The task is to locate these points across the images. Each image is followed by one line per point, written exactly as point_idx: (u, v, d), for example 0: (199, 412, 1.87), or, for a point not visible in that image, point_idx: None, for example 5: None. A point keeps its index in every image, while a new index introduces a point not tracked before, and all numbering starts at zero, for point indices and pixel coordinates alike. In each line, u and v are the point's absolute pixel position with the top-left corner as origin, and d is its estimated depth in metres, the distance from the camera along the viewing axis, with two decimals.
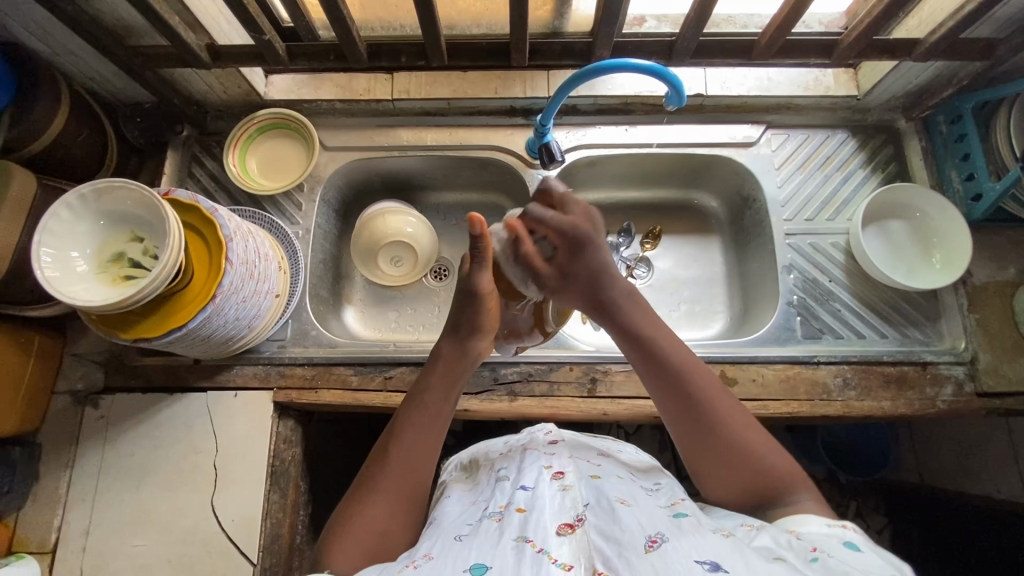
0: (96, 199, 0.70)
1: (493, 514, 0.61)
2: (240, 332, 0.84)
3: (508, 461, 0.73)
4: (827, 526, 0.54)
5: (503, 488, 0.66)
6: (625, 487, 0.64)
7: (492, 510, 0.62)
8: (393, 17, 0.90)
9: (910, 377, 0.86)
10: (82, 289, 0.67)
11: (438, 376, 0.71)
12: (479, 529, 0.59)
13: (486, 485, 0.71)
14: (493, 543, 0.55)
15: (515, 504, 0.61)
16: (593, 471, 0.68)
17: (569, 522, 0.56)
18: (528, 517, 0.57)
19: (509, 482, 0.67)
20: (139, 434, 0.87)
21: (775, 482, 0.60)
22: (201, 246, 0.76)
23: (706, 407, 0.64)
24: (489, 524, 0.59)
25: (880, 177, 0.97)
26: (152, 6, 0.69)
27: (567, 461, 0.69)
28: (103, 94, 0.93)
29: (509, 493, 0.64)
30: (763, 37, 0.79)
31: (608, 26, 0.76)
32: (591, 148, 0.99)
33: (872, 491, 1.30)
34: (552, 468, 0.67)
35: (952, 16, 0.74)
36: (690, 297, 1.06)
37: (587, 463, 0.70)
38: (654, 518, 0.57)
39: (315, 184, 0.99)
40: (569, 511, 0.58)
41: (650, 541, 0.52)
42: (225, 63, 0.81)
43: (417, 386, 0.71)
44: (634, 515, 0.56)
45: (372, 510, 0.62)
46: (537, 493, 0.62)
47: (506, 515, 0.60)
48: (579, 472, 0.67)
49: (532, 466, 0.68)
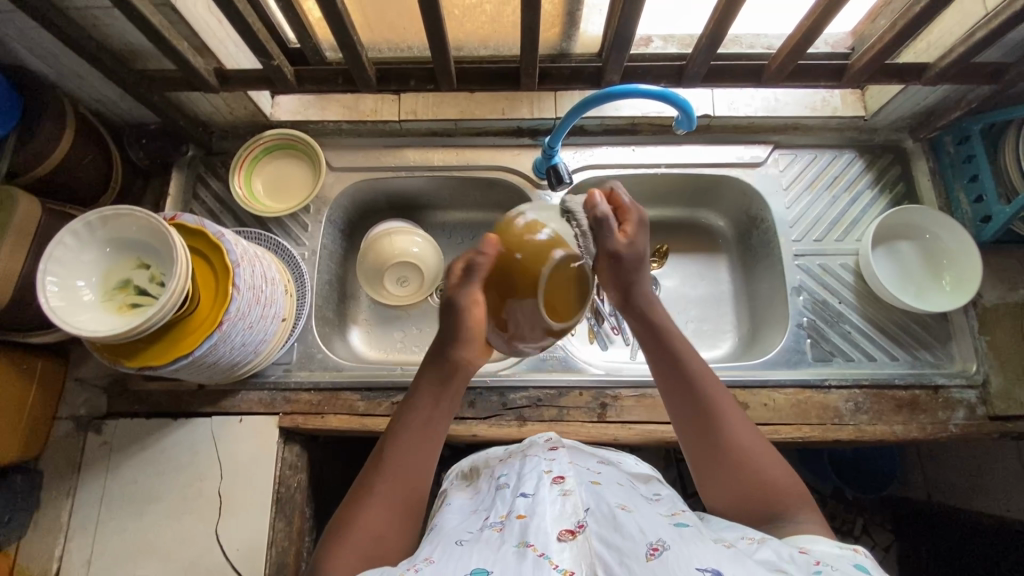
0: (102, 226, 0.69)
1: (494, 523, 0.60)
2: (246, 358, 0.83)
3: (507, 468, 0.71)
4: (839, 548, 0.53)
5: (503, 497, 0.64)
6: (625, 493, 0.63)
7: (492, 519, 0.61)
8: (401, 39, 0.90)
9: (921, 401, 0.86)
10: (88, 318, 0.66)
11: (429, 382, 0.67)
12: (481, 537, 0.58)
13: (486, 492, 0.69)
14: (495, 549, 0.54)
15: (516, 511, 0.60)
16: (593, 478, 0.66)
17: (570, 529, 0.55)
18: (530, 523, 0.56)
19: (510, 489, 0.65)
20: (143, 460, 0.86)
21: (772, 493, 0.61)
22: (208, 272, 0.75)
23: (716, 413, 0.64)
24: (490, 532, 0.58)
25: (888, 198, 0.97)
26: (162, 35, 0.68)
27: (567, 466, 0.68)
28: (109, 116, 0.93)
29: (509, 501, 0.62)
30: (774, 61, 0.78)
31: (618, 52, 0.76)
32: (598, 168, 0.99)
33: (879, 507, 1.27)
34: (552, 474, 0.65)
35: (962, 42, 0.73)
36: (698, 316, 1.05)
37: (587, 471, 0.68)
38: (655, 523, 0.56)
39: (322, 206, 0.99)
40: (570, 517, 0.57)
41: (652, 547, 0.51)
42: (232, 87, 0.80)
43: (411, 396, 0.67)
44: (636, 520, 0.55)
45: (368, 514, 0.61)
46: (538, 498, 0.60)
47: (507, 523, 0.58)
48: (579, 478, 0.65)
49: (532, 472, 0.66)
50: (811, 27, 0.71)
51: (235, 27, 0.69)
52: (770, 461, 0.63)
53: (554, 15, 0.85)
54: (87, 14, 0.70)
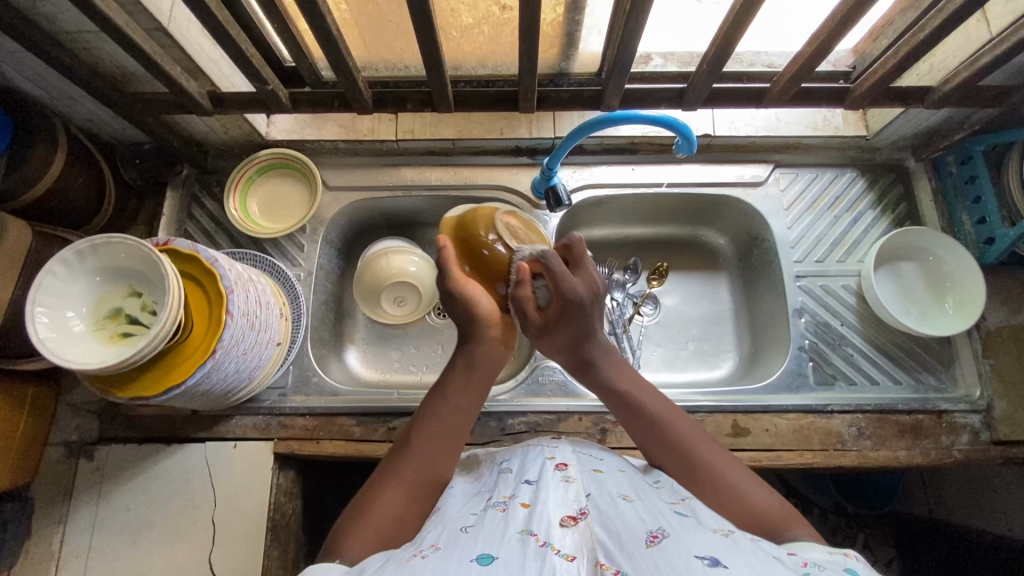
0: (92, 254, 0.68)
1: (497, 504, 0.57)
2: (240, 384, 0.81)
3: (509, 455, 0.68)
4: (828, 553, 0.52)
5: (506, 481, 0.61)
6: (629, 481, 0.61)
7: (495, 500, 0.58)
8: (398, 58, 0.88)
9: (924, 426, 0.85)
10: (77, 349, 0.65)
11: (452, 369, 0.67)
12: (484, 519, 0.54)
13: (486, 475, 0.66)
14: (499, 532, 0.51)
15: (519, 495, 0.56)
16: (596, 465, 0.63)
17: (572, 515, 0.52)
18: (534, 510, 0.53)
19: (512, 475, 0.62)
20: (136, 487, 0.85)
21: (762, 522, 0.58)
22: (201, 298, 0.74)
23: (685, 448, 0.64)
24: (493, 513, 0.55)
25: (890, 218, 0.96)
26: (155, 61, 0.67)
27: (570, 454, 0.65)
28: (102, 136, 0.92)
29: (513, 485, 0.59)
30: (776, 85, 0.78)
31: (619, 77, 0.76)
32: (597, 188, 0.98)
33: (881, 522, 1.24)
34: (556, 461, 0.63)
35: (966, 66, 0.72)
36: (698, 335, 1.04)
37: (590, 458, 0.65)
38: (657, 512, 0.54)
39: (318, 226, 0.98)
40: (572, 503, 0.54)
41: (651, 535, 0.49)
42: (227, 109, 0.79)
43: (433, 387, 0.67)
44: (637, 510, 0.53)
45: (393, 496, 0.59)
46: (542, 485, 0.57)
47: (510, 507, 0.55)
48: (582, 466, 0.62)
49: (535, 459, 0.64)
50: (813, 53, 0.70)
51: (229, 54, 0.68)
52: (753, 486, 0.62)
53: (553, 34, 0.83)
54: (79, 38, 0.68)
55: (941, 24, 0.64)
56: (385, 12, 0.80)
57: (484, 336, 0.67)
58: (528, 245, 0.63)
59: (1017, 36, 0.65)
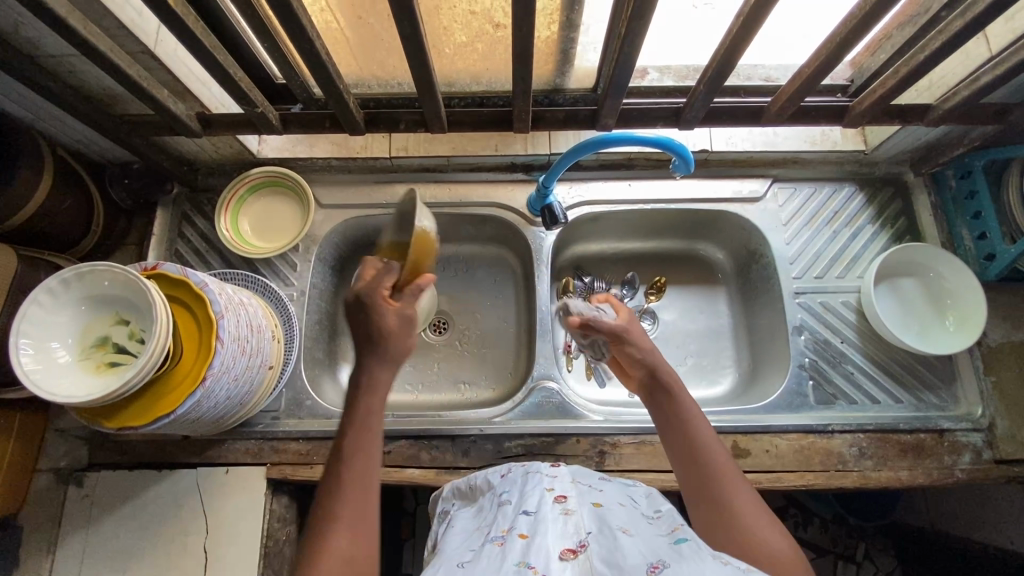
0: (78, 282, 0.66)
1: (496, 538, 0.55)
2: (232, 410, 0.80)
3: (509, 484, 0.66)
4: None
5: (504, 513, 0.59)
6: (628, 516, 0.58)
7: (494, 534, 0.56)
8: (390, 75, 0.86)
9: (926, 445, 0.84)
10: (62, 382, 0.64)
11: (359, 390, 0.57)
12: (481, 554, 0.53)
13: (488, 508, 0.64)
14: (495, 567, 0.49)
15: (518, 527, 0.54)
16: (596, 497, 0.60)
17: (572, 547, 0.51)
18: (532, 542, 0.51)
19: (511, 506, 0.60)
20: (126, 514, 0.83)
21: (772, 571, 0.50)
22: (191, 323, 0.72)
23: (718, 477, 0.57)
24: (491, 548, 0.53)
25: (890, 233, 0.95)
26: (143, 86, 0.66)
27: (570, 484, 0.62)
28: (90, 156, 0.90)
29: (511, 517, 0.57)
30: (775, 104, 0.77)
31: (615, 98, 0.75)
32: (594, 204, 0.97)
33: (881, 532, 1.23)
34: (555, 492, 0.60)
35: (967, 85, 0.71)
36: (697, 351, 1.02)
37: (590, 489, 0.62)
38: (657, 545, 0.51)
39: (311, 244, 0.96)
40: (572, 536, 0.53)
41: (651, 566, 0.46)
42: (216, 130, 0.78)
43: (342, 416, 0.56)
44: (637, 542, 0.50)
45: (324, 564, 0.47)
46: (540, 517, 0.55)
47: (508, 540, 0.53)
48: (581, 498, 0.59)
49: (534, 489, 0.61)
50: (813, 74, 0.69)
51: (217, 77, 0.67)
52: (771, 530, 0.53)
53: (548, 52, 0.81)
54: (63, 61, 0.67)
55: (941, 45, 0.63)
56: (376, 31, 0.79)
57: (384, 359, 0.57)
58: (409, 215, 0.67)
59: (1018, 55, 0.64)
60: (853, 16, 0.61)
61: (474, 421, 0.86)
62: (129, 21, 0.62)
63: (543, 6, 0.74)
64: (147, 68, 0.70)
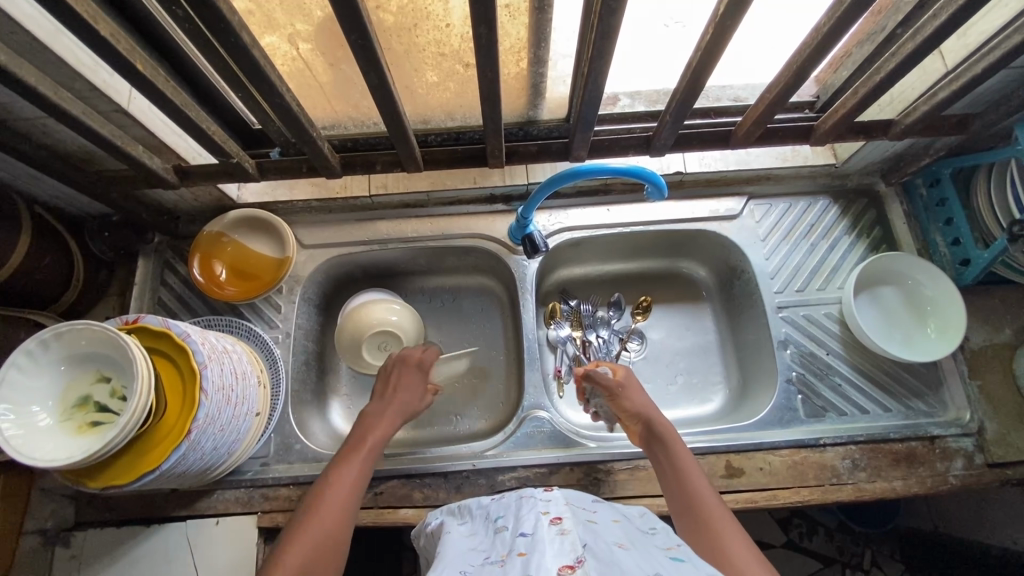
0: (57, 343, 0.66)
1: (496, 560, 0.54)
2: (219, 460, 0.79)
3: (503, 509, 0.64)
4: None
5: (502, 538, 0.58)
6: (624, 532, 0.58)
7: (493, 557, 0.55)
8: (365, 116, 0.87)
9: (918, 453, 0.84)
10: (47, 445, 0.63)
11: (368, 423, 0.79)
12: (482, 572, 0.52)
13: (482, 531, 0.63)
14: None
15: (516, 549, 0.54)
16: (589, 517, 0.60)
17: (569, 563, 0.49)
18: (531, 559, 0.50)
19: (507, 531, 0.59)
20: (114, 573, 0.82)
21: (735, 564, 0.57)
22: (173, 374, 0.71)
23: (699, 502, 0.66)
24: (491, 568, 0.52)
25: (866, 243, 0.97)
26: (117, 145, 0.66)
27: (564, 505, 0.61)
28: (67, 211, 0.90)
29: (509, 541, 0.57)
30: (741, 128, 0.79)
31: (585, 131, 0.76)
32: (574, 230, 0.98)
33: (886, 539, 1.21)
34: (550, 514, 0.58)
35: (925, 100, 0.73)
36: (686, 369, 1.02)
37: (583, 509, 0.62)
38: (653, 560, 0.52)
39: (295, 285, 0.97)
40: (569, 553, 0.51)
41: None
42: (193, 180, 0.78)
43: (348, 438, 0.78)
44: (634, 560, 0.51)
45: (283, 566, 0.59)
46: (537, 538, 0.54)
47: (507, 561, 0.53)
48: (576, 517, 0.59)
49: (529, 511, 0.60)
50: (776, 98, 0.70)
51: (190, 132, 0.68)
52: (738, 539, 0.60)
53: (518, 87, 0.83)
54: (36, 124, 0.67)
55: (895, 67, 0.65)
56: (348, 75, 0.79)
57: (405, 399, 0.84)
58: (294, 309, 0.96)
59: (972, 71, 0.66)
60: (806, 45, 0.63)
61: (466, 456, 0.86)
62: (101, 83, 0.63)
63: (510, 44, 0.76)
64: (120, 125, 0.70)
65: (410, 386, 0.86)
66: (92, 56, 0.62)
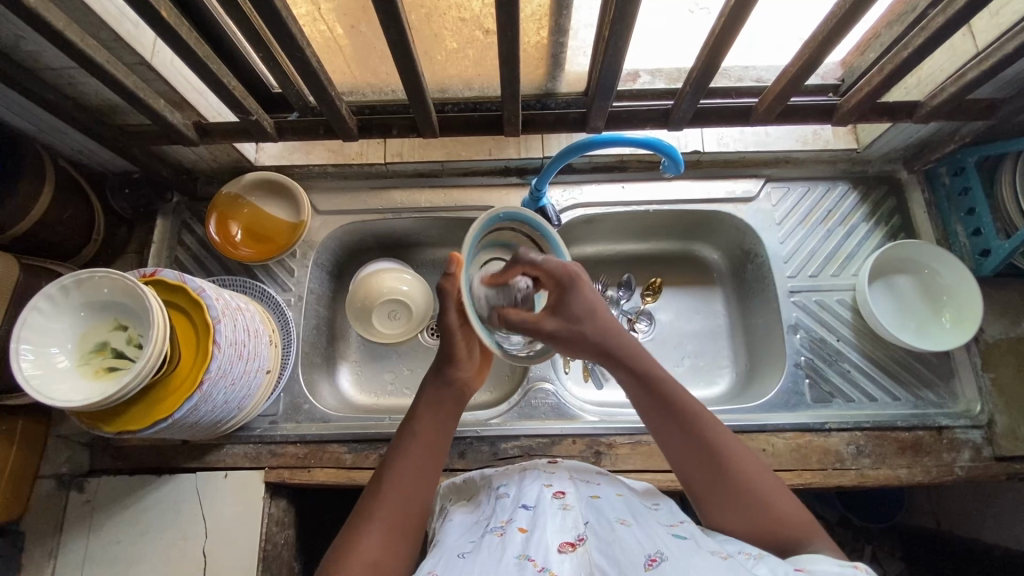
0: (77, 289, 0.67)
1: (495, 529, 0.55)
2: (229, 414, 0.81)
3: (506, 478, 0.65)
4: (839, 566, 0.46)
5: (503, 505, 0.59)
6: (627, 505, 0.58)
7: (493, 526, 0.55)
8: (383, 82, 0.86)
9: (925, 443, 0.84)
10: (66, 386, 0.65)
11: (426, 403, 0.66)
12: (480, 546, 0.52)
13: (483, 502, 0.63)
14: (495, 560, 0.49)
15: (517, 521, 0.54)
16: (593, 490, 0.60)
17: (570, 541, 0.51)
18: (532, 536, 0.51)
19: (509, 499, 0.59)
20: (126, 518, 0.85)
21: (778, 525, 0.56)
22: (187, 327, 0.72)
23: (712, 448, 0.59)
24: (490, 541, 0.53)
25: (885, 231, 0.95)
26: (141, 97, 0.67)
27: (568, 480, 0.61)
28: (90, 166, 0.92)
29: (510, 510, 0.57)
30: (763, 103, 0.77)
31: (603, 100, 0.76)
32: (588, 206, 0.98)
33: (886, 534, 1.13)
34: (553, 487, 0.59)
35: (954, 80, 0.71)
36: (694, 351, 1.02)
37: (589, 483, 0.62)
38: (656, 537, 0.52)
39: (308, 249, 0.98)
40: (570, 530, 0.52)
41: (649, 559, 0.48)
42: (213, 138, 0.80)
43: (409, 416, 0.67)
44: (635, 534, 0.52)
45: (364, 543, 0.55)
46: (539, 511, 0.55)
47: (507, 533, 0.53)
48: (579, 491, 0.59)
49: (532, 484, 0.60)
50: (798, 73, 0.69)
51: (211, 86, 0.69)
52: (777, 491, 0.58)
53: (537, 55, 0.81)
54: (62, 74, 0.69)
55: (923, 43, 0.64)
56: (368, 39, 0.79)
57: (461, 374, 0.69)
58: (308, 273, 0.97)
59: (1002, 50, 0.65)
60: (835, 12, 0.61)
61: (470, 423, 0.87)
62: (125, 34, 0.64)
63: (531, 11, 0.75)
64: (144, 78, 0.71)
65: (466, 360, 0.69)
66: (117, 5, 0.63)
